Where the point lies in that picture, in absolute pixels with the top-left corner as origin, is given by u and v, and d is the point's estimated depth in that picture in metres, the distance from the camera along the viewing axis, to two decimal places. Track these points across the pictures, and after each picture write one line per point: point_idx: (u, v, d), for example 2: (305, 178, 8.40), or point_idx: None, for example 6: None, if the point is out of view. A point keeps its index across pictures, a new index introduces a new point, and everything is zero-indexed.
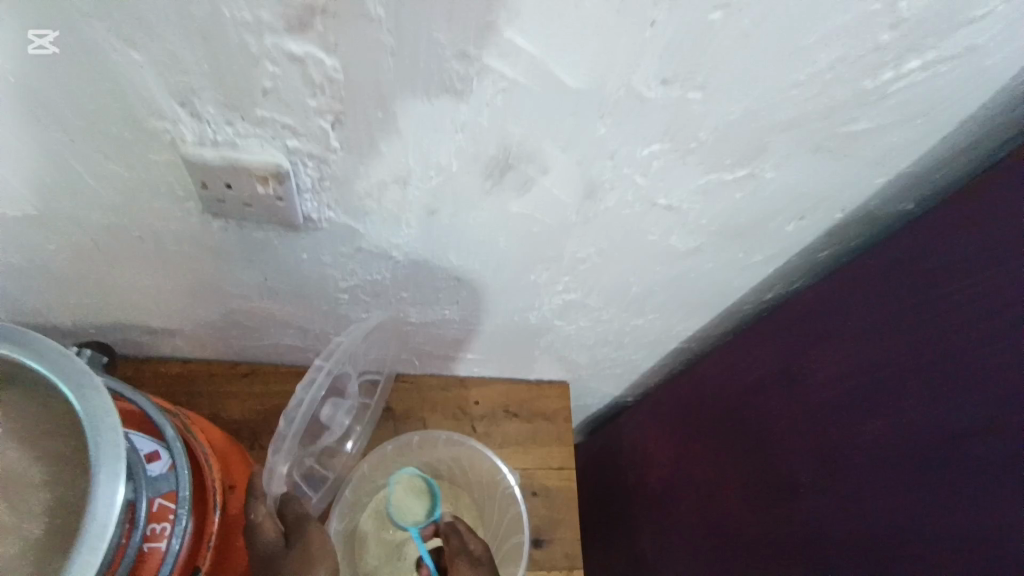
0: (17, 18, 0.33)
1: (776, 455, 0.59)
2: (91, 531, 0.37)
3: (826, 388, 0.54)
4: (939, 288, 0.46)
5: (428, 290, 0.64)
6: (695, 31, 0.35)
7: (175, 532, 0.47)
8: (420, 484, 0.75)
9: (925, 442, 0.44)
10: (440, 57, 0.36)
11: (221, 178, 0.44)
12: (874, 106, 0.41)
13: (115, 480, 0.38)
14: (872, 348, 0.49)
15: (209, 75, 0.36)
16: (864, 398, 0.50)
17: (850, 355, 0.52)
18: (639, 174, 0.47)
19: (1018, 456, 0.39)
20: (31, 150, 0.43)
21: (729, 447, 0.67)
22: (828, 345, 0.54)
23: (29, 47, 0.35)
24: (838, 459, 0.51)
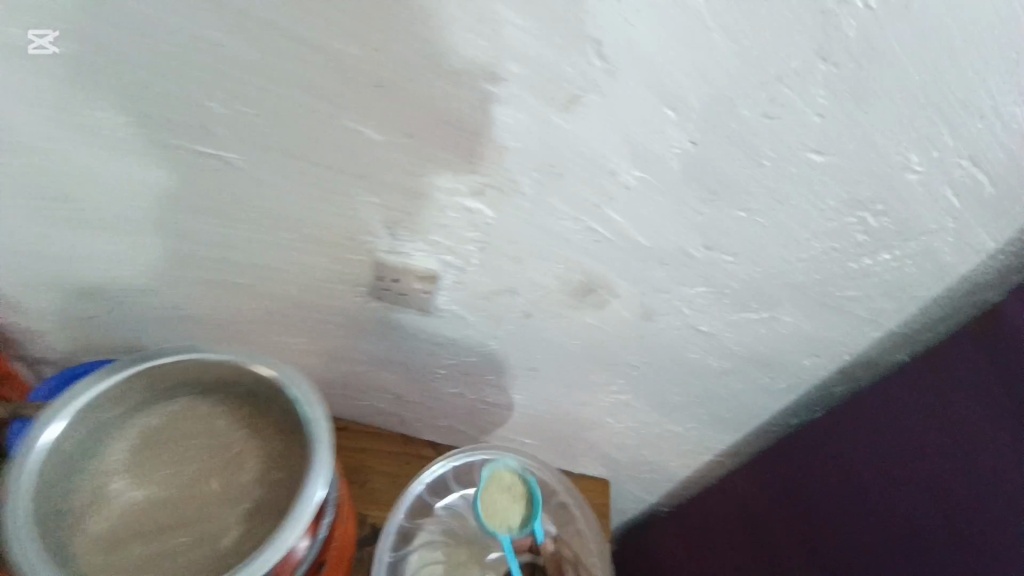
0: (310, 174, 0.54)
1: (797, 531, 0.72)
2: (300, 511, 0.48)
3: (840, 482, 0.67)
4: (926, 415, 0.59)
5: (507, 375, 0.79)
6: (730, 222, 0.52)
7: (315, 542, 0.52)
8: (516, 485, 0.74)
9: (909, 536, 0.58)
10: (558, 218, 0.55)
11: (392, 275, 0.64)
12: (861, 280, 0.57)
13: (321, 477, 0.50)
14: (878, 455, 0.63)
15: (409, 213, 0.56)
16: (868, 494, 0.63)
17: (859, 457, 0.65)
18: (686, 306, 0.63)
19: (967, 557, 0.52)
20: (269, 247, 0.64)
21: (754, 522, 0.79)
22: (844, 447, 0.67)
23: (308, 188, 0.56)
24: (844, 536, 0.65)
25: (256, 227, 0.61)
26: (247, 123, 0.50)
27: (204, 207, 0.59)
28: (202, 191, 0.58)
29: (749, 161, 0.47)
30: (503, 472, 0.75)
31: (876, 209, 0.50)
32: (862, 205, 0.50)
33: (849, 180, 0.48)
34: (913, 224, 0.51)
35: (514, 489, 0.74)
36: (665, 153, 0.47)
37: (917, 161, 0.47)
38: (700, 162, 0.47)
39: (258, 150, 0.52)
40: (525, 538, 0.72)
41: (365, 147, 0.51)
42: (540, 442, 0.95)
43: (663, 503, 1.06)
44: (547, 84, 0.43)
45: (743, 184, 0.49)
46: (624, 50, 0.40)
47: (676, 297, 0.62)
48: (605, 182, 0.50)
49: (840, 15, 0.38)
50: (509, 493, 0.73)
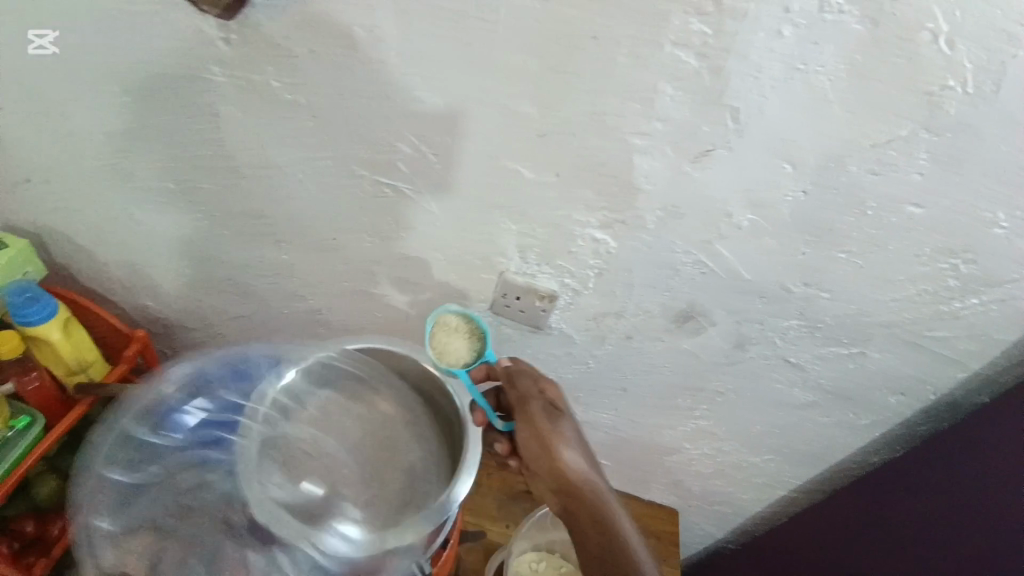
0: (465, 204, 0.65)
1: (882, 546, 0.80)
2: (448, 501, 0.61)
3: (915, 503, 0.74)
4: (980, 440, 0.66)
5: (599, 393, 0.87)
6: (830, 261, 0.60)
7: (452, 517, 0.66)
8: (461, 325, 0.70)
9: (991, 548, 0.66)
10: (673, 251, 0.64)
11: (515, 292, 0.73)
12: (949, 321, 0.63)
13: (467, 477, 0.62)
14: (943, 477, 0.70)
15: (542, 240, 0.66)
16: (943, 513, 0.70)
17: (928, 480, 0.72)
18: (778, 337, 0.70)
19: None
20: (410, 263, 0.74)
21: (838, 539, 0.86)
22: (909, 472, 0.74)
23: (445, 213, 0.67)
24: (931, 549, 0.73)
25: (407, 246, 0.72)
26: (427, 160, 0.62)
27: (367, 227, 0.71)
28: (371, 214, 0.69)
29: (851, 209, 0.55)
30: (448, 314, 0.70)
31: (965, 257, 0.57)
32: (952, 253, 0.57)
33: (941, 231, 0.55)
34: (999, 274, 0.58)
35: (460, 328, 0.70)
36: (779, 201, 0.56)
37: (1003, 219, 0.54)
38: (809, 209, 0.56)
39: (429, 183, 0.64)
40: (480, 368, 0.69)
41: (521, 185, 0.61)
42: (617, 465, 1.00)
43: (729, 540, 1.09)
44: (687, 140, 0.53)
45: (845, 228, 0.57)
46: (755, 117, 0.50)
47: (769, 328, 0.69)
48: (721, 222, 0.59)
49: (941, 99, 0.47)
50: (456, 332, 0.69)
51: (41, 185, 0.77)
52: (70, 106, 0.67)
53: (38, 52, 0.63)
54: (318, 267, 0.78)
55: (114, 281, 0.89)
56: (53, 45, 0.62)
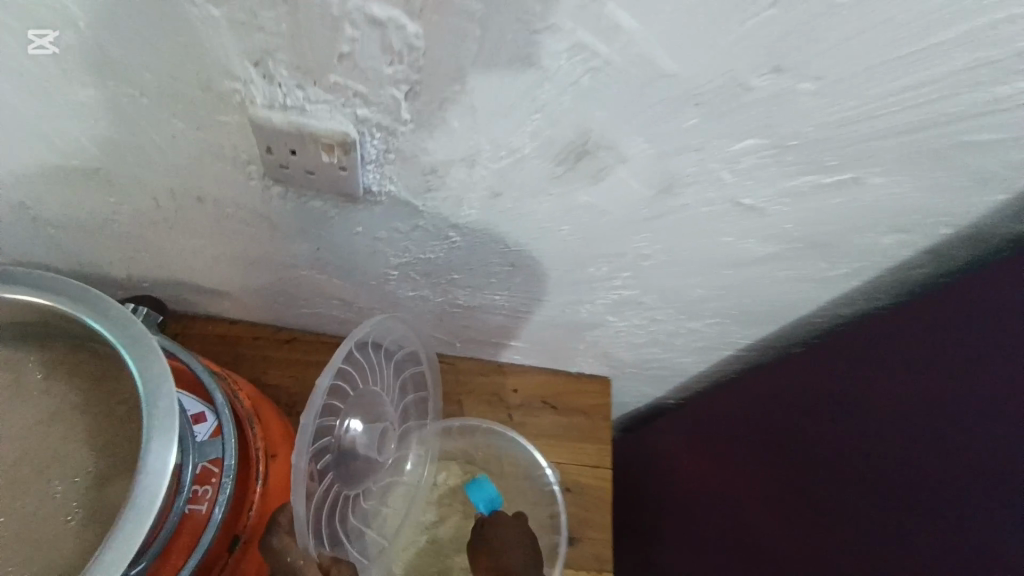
0: None
1: (818, 454, 0.58)
2: (141, 498, 0.38)
3: (890, 388, 0.51)
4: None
5: (482, 273, 0.62)
6: (820, 17, 0.32)
7: (217, 497, 0.48)
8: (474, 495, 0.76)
9: (1000, 454, 0.42)
10: (531, 29, 0.33)
11: (286, 144, 0.42)
12: (1000, 116, 0.38)
13: (168, 442, 0.39)
14: (954, 352, 0.47)
15: (286, 36, 0.35)
16: (932, 400, 0.47)
17: (925, 354, 0.49)
18: (727, 170, 0.43)
19: None
20: (99, 107, 0.43)
21: (766, 437, 0.66)
22: (896, 346, 0.52)
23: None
24: (887, 458, 0.50)
25: (74, 73, 0.40)
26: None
27: None
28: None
29: None
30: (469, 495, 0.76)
31: None
32: None
33: None
34: None
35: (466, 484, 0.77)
36: None
37: None
38: None
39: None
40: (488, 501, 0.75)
41: None
42: (528, 346, 0.80)
43: (668, 398, 0.95)
44: None
45: None
46: None
47: (711, 159, 0.42)
48: None
49: None
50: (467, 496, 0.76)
51: None
52: None
53: None
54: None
55: None
56: (58, 46, 0.38)
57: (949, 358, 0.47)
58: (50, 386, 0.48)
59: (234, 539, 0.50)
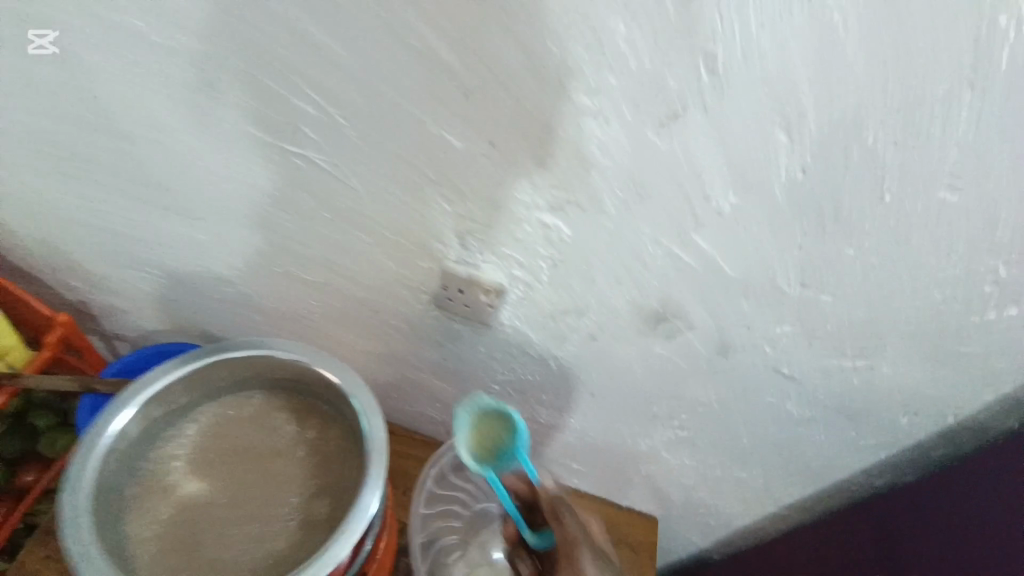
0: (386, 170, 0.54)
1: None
2: (349, 529, 0.50)
3: (923, 540, 0.63)
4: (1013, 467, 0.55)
5: (565, 398, 0.76)
6: (834, 256, 0.48)
7: (364, 546, 0.54)
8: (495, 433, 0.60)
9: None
10: (640, 240, 0.52)
11: (457, 285, 0.62)
12: (981, 335, 0.51)
13: (376, 495, 0.51)
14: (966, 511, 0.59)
15: (483, 224, 0.55)
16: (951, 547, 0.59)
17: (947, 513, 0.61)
18: (769, 345, 0.58)
19: None
20: (338, 245, 0.64)
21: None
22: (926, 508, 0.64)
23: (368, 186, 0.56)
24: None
25: (334, 226, 0.62)
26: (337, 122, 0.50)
27: (284, 205, 0.61)
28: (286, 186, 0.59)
29: (864, 192, 0.43)
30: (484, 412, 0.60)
31: (1009, 258, 0.44)
32: (994, 253, 0.44)
33: (984, 222, 0.43)
34: None
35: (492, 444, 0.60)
36: (771, 180, 0.44)
37: None
38: (807, 191, 0.44)
39: (344, 152, 0.53)
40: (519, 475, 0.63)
41: (451, 156, 0.50)
42: (588, 470, 0.91)
43: (714, 551, 1.00)
44: (651, 99, 0.41)
45: (857, 215, 0.44)
46: (739, 67, 0.38)
47: (757, 335, 0.58)
48: (696, 204, 0.47)
49: (998, 41, 0.34)
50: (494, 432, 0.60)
51: None
52: None
53: (28, 48, 0.53)
54: (244, 246, 0.69)
55: (51, 260, 0.84)
56: (53, 45, 0.52)
57: (930, 537, 0.62)
58: (260, 430, 0.61)
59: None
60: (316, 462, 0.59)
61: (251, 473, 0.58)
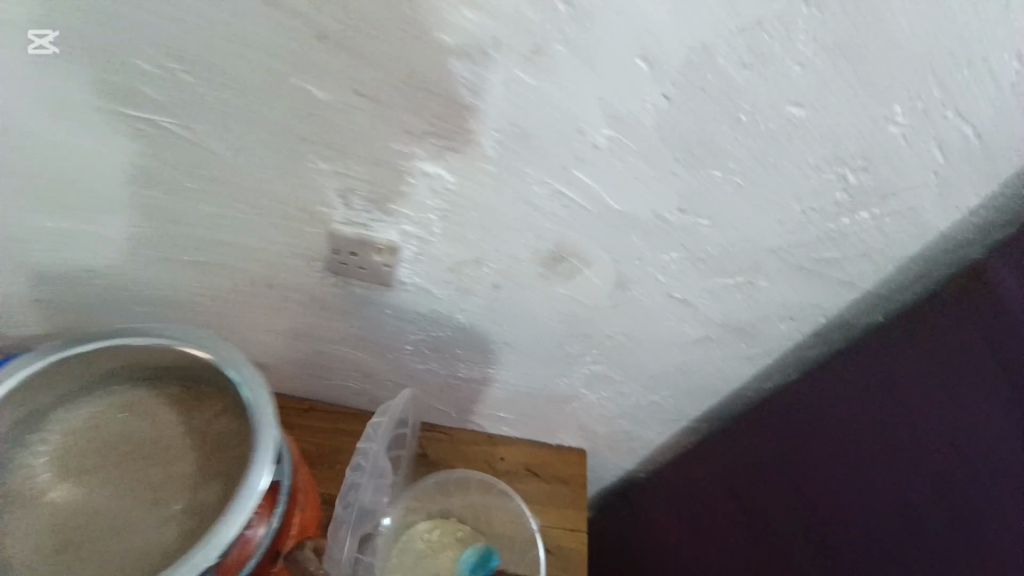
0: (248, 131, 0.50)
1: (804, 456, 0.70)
2: (244, 500, 0.47)
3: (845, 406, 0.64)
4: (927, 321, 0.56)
5: (480, 349, 0.77)
6: (704, 180, 0.50)
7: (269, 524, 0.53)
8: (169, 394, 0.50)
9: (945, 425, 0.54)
10: (525, 181, 0.51)
11: (349, 248, 0.59)
12: (838, 241, 0.56)
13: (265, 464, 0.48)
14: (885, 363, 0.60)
15: (365, 180, 0.53)
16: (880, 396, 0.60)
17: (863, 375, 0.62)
18: (661, 274, 0.61)
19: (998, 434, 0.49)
20: (215, 219, 0.60)
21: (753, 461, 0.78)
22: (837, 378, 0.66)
23: (233, 149, 0.52)
24: (867, 446, 0.61)
25: (205, 197, 0.57)
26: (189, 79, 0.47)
27: (143, 175, 0.56)
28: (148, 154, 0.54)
29: (724, 115, 0.45)
30: None
31: (855, 165, 0.48)
32: (842, 162, 0.48)
33: (829, 134, 0.46)
34: (895, 182, 0.50)
35: None
36: (637, 111, 0.45)
37: (900, 113, 0.45)
38: (674, 119, 0.45)
39: (201, 110, 0.49)
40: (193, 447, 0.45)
41: (313, 110, 0.47)
42: (515, 416, 0.93)
43: (641, 471, 1.06)
44: (513, 35, 0.40)
45: (720, 139, 0.47)
46: None
47: (649, 264, 0.60)
48: (573, 141, 0.47)
49: None
50: None
51: None
52: None
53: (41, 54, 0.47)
54: (110, 231, 0.63)
55: None
56: (55, 46, 0.46)
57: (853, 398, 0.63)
58: (142, 422, 0.56)
59: (276, 554, 0.55)
60: (205, 448, 0.55)
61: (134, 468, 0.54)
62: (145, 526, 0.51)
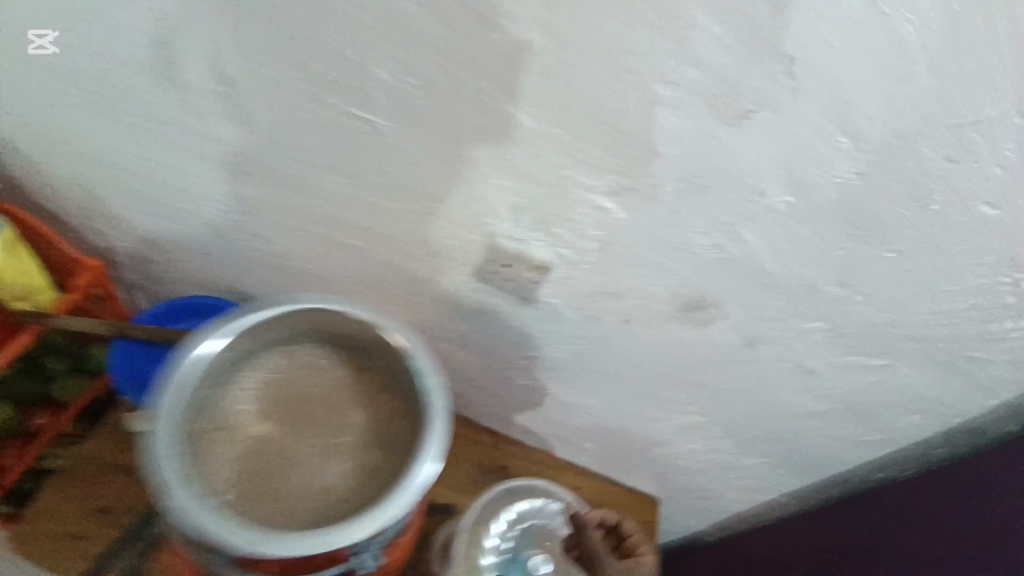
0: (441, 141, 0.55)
1: (907, 539, 0.70)
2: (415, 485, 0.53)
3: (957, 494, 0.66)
4: None
5: (586, 377, 0.79)
6: (871, 258, 0.51)
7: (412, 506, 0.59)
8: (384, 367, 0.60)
9: None
10: (690, 231, 0.54)
11: (503, 260, 0.64)
12: (994, 344, 0.55)
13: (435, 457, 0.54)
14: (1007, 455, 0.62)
15: (538, 203, 0.57)
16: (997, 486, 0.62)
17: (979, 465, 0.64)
18: (796, 341, 0.61)
19: None
20: (383, 213, 0.66)
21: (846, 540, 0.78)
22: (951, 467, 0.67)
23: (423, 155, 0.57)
24: (978, 531, 0.62)
25: (382, 194, 0.63)
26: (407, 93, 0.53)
27: (334, 166, 0.62)
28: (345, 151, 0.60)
29: (909, 203, 0.46)
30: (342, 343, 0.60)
31: None
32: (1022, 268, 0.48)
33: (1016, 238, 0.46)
34: None
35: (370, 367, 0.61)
36: (825, 184, 0.47)
37: None
38: (858, 195, 0.47)
39: (405, 119, 0.54)
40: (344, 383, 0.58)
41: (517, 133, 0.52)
42: (598, 449, 0.94)
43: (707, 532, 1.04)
44: (725, 98, 0.43)
45: (899, 223, 0.48)
46: (814, 73, 0.40)
47: (787, 330, 0.61)
48: (751, 201, 0.50)
49: None
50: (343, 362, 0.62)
51: None
52: None
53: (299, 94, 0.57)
54: (284, 206, 0.70)
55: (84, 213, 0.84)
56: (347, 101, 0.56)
57: (966, 486, 0.65)
58: (329, 389, 0.61)
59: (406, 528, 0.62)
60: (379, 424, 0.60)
61: (308, 427, 0.58)
62: (314, 479, 0.56)
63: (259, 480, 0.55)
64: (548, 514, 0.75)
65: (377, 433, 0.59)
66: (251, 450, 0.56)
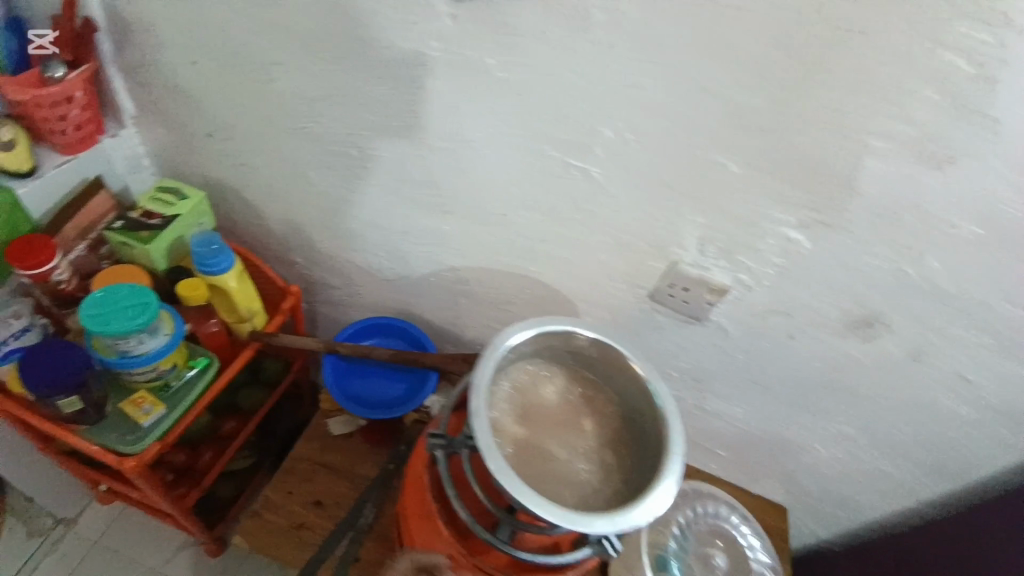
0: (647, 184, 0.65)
1: None
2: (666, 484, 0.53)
3: None
4: None
5: (738, 389, 0.86)
6: None
7: None
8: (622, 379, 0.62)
9: None
10: (874, 258, 0.62)
11: (684, 284, 0.73)
12: None
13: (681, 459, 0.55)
14: None
15: (729, 235, 0.66)
16: None
17: None
18: (961, 353, 0.68)
19: None
20: (573, 245, 0.76)
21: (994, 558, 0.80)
22: None
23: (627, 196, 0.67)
24: None
25: (576, 228, 0.73)
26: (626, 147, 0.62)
27: (538, 205, 0.72)
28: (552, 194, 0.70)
29: None
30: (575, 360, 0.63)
31: None
32: None
33: None
34: None
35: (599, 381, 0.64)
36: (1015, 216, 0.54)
37: None
38: None
39: (620, 166, 0.64)
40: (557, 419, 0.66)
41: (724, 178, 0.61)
42: (734, 458, 1.01)
43: (834, 542, 1.08)
44: (933, 147, 0.51)
45: None
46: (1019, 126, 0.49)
47: (953, 343, 0.67)
48: (940, 232, 0.57)
49: None
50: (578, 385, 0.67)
51: (221, 139, 0.85)
52: (271, 62, 0.71)
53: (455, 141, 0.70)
54: (479, 240, 0.80)
55: (285, 245, 0.98)
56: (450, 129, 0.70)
57: None
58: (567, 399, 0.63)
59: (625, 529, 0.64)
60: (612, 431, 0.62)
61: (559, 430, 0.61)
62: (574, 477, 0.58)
63: (531, 478, 0.56)
64: (736, 532, 0.82)
65: (618, 439, 0.61)
66: (519, 448, 0.57)
